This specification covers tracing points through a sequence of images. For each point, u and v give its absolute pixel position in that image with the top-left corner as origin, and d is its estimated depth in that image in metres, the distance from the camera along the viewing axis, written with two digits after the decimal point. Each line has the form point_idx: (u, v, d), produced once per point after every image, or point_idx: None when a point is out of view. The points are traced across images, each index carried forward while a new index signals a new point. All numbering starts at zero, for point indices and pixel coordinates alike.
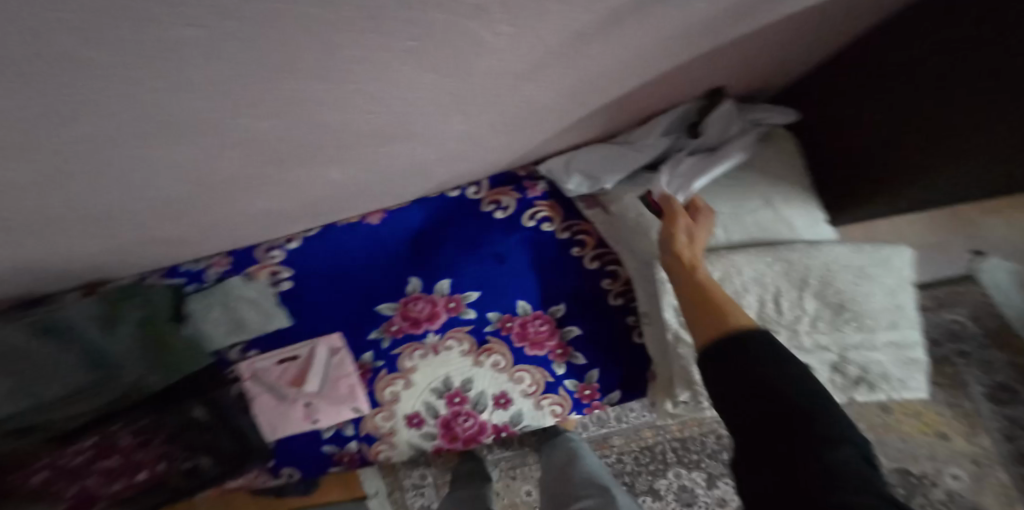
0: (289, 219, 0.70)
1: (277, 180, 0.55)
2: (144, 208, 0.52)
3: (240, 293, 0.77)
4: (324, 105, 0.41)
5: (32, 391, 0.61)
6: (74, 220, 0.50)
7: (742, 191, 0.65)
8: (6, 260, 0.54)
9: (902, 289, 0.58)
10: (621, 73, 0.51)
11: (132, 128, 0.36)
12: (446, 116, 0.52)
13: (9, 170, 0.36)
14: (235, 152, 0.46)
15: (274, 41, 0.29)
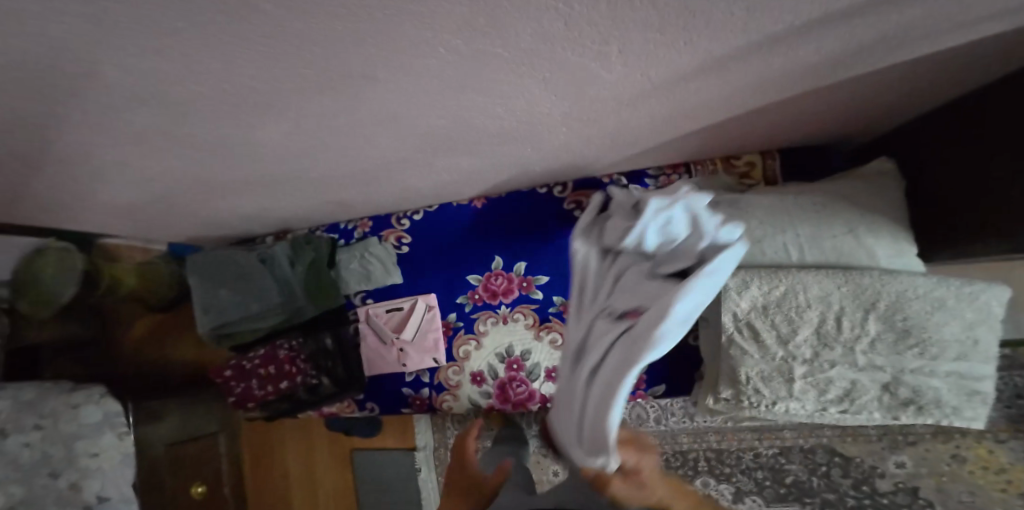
0: (413, 196, 0.86)
1: (415, 165, 0.71)
2: (321, 173, 0.70)
3: (374, 251, 0.95)
4: (471, 104, 0.55)
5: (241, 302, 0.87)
6: (279, 176, 0.68)
7: (823, 212, 0.62)
8: (225, 196, 0.74)
9: (984, 324, 0.55)
10: (708, 109, 0.60)
11: (345, 112, 0.51)
12: (557, 126, 0.64)
13: (263, 133, 0.53)
14: (398, 137, 0.61)
15: (464, 53, 0.41)
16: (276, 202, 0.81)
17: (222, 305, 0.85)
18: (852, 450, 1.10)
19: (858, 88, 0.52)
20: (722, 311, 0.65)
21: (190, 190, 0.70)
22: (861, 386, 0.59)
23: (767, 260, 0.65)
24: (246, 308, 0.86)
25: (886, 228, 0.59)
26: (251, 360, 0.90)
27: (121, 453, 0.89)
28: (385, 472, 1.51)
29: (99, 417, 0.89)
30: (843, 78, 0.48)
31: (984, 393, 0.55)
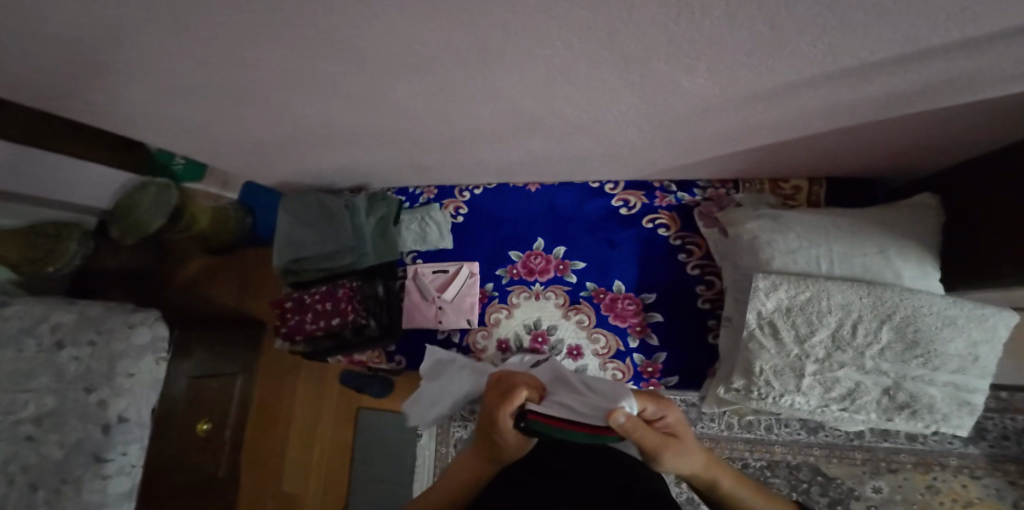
0: (480, 166, 0.97)
1: (494, 131, 0.82)
2: (412, 124, 0.80)
3: (434, 216, 1.07)
4: (562, 83, 0.64)
5: (319, 244, 1.03)
6: (376, 120, 0.79)
7: (856, 234, 0.71)
8: (323, 133, 0.84)
9: (988, 345, 0.63)
10: (758, 133, 0.70)
11: (462, 59, 0.59)
12: (625, 125, 0.74)
13: (384, 68, 0.62)
14: (491, 100, 0.71)
15: (578, 29, 0.50)
16: (363, 152, 0.93)
17: (303, 243, 1.04)
18: (835, 471, 1.16)
19: (886, 130, 0.62)
20: (748, 308, 0.75)
21: (301, 128, 0.82)
22: (864, 388, 0.68)
23: (798, 269, 0.74)
24: (320, 248, 1.03)
25: (914, 254, 0.67)
26: (313, 296, 1.04)
27: (152, 377, 0.99)
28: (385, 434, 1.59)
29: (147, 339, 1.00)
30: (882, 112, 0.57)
31: (974, 404, 0.64)
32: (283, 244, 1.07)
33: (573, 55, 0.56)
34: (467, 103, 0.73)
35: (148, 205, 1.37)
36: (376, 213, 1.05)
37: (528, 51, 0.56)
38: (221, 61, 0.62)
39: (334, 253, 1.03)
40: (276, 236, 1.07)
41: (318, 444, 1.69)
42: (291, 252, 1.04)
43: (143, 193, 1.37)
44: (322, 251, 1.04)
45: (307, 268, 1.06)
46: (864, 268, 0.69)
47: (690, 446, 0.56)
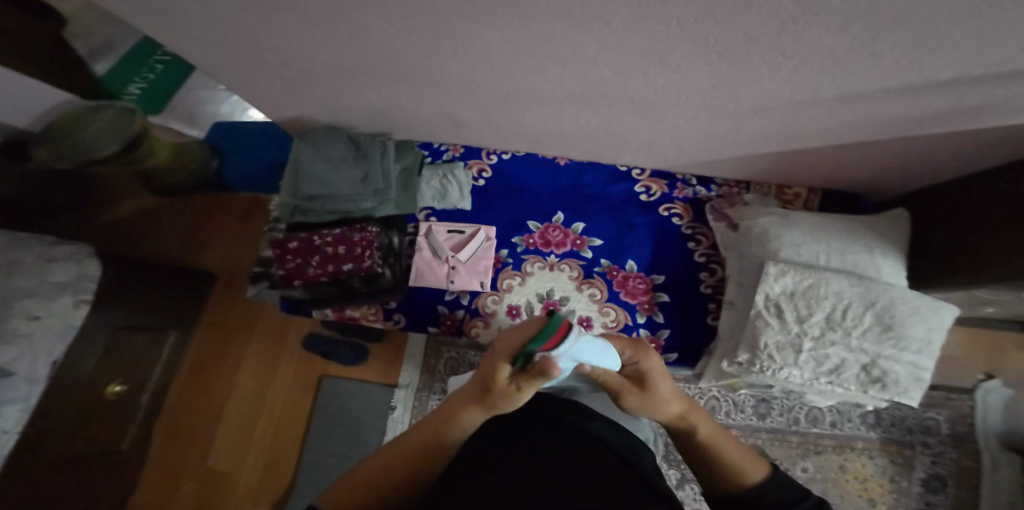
0: (518, 131, 0.99)
1: (550, 96, 0.85)
2: (470, 74, 0.80)
3: (457, 174, 1.05)
4: (637, 59, 0.69)
5: (332, 182, 0.98)
6: (434, 64, 0.78)
7: (850, 237, 0.88)
8: (371, 68, 0.81)
9: (939, 332, 0.83)
10: (782, 130, 0.82)
11: (558, 21, 0.62)
12: (673, 108, 0.82)
13: (476, 14, 0.63)
14: (560, 65, 0.74)
15: (687, 11, 0.56)
16: (406, 97, 0.91)
17: (320, 180, 0.98)
18: (776, 453, 1.33)
19: (889, 129, 0.76)
20: (758, 290, 0.86)
21: (349, 58, 0.79)
22: (848, 364, 0.82)
23: (801, 260, 0.88)
24: (341, 187, 0.98)
25: (890, 254, 0.86)
26: (324, 238, 1.00)
27: (64, 322, 0.94)
28: (348, 405, 1.42)
29: (71, 277, 0.99)
30: (893, 109, 0.70)
31: (926, 379, 0.81)
32: (292, 179, 1.02)
33: (680, 34, 0.61)
34: (547, 64, 0.75)
35: (98, 130, 1.17)
36: (401, 161, 1.03)
37: (641, 23, 0.60)
38: None
39: (353, 194, 0.98)
40: (286, 170, 1.02)
41: (264, 415, 1.46)
42: (306, 188, 0.98)
43: (95, 115, 1.16)
44: (335, 191, 0.99)
45: (315, 207, 1.01)
46: (854, 263, 0.86)
47: (661, 395, 0.58)
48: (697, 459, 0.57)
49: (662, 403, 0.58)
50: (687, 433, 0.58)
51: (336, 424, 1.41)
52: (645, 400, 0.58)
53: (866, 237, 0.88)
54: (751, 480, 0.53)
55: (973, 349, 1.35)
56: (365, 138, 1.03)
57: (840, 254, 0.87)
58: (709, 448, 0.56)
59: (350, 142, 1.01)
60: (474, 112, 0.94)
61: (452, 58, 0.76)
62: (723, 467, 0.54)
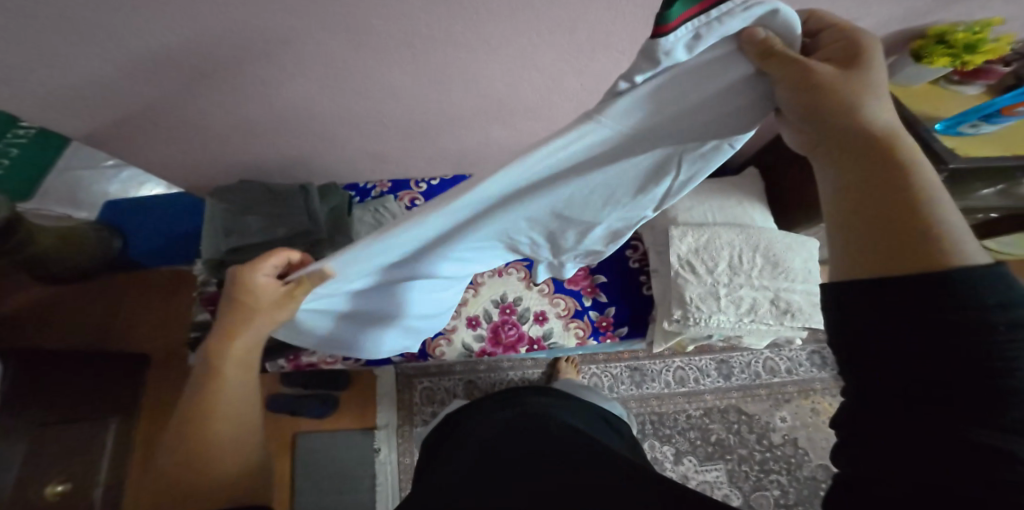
0: (441, 157, 1.08)
1: (461, 117, 0.94)
2: (383, 107, 0.87)
3: (388, 207, 1.08)
4: (522, 52, 0.77)
5: (269, 230, 0.89)
6: (347, 103, 0.84)
7: (724, 194, 1.03)
8: (285, 118, 0.86)
9: (812, 261, 0.97)
10: None
11: (444, 27, 0.69)
12: (567, 98, 0.91)
13: (374, 38, 0.69)
14: (463, 76, 0.82)
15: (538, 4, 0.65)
16: (327, 143, 0.96)
17: (246, 230, 0.89)
18: (751, 408, 1.39)
19: None
20: (670, 253, 0.96)
21: (261, 112, 0.83)
22: (760, 301, 0.93)
23: (696, 221, 1.00)
24: (271, 234, 0.89)
25: (757, 206, 1.02)
26: None
27: None
28: (329, 458, 1.40)
29: None
30: None
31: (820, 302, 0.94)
32: (214, 238, 0.90)
33: (545, 43, 0.76)
34: (447, 87, 0.84)
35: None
36: (331, 202, 0.99)
37: (515, 39, 0.74)
38: (210, 37, 0.64)
39: (284, 239, 0.89)
40: (203, 231, 0.91)
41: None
42: (229, 240, 0.88)
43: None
44: (273, 238, 0.89)
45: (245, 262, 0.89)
46: (733, 216, 1.00)
47: (873, 92, 0.39)
48: (860, 220, 0.38)
49: (870, 110, 0.39)
50: (874, 172, 0.38)
51: (326, 477, 1.38)
52: (842, 95, 0.39)
53: (744, 191, 1.03)
54: (973, 266, 0.33)
55: None
56: (291, 187, 0.96)
57: (720, 210, 1.00)
58: (903, 199, 0.36)
59: (280, 190, 0.95)
60: (392, 146, 1.00)
61: (355, 98, 0.83)
62: (925, 237, 0.34)
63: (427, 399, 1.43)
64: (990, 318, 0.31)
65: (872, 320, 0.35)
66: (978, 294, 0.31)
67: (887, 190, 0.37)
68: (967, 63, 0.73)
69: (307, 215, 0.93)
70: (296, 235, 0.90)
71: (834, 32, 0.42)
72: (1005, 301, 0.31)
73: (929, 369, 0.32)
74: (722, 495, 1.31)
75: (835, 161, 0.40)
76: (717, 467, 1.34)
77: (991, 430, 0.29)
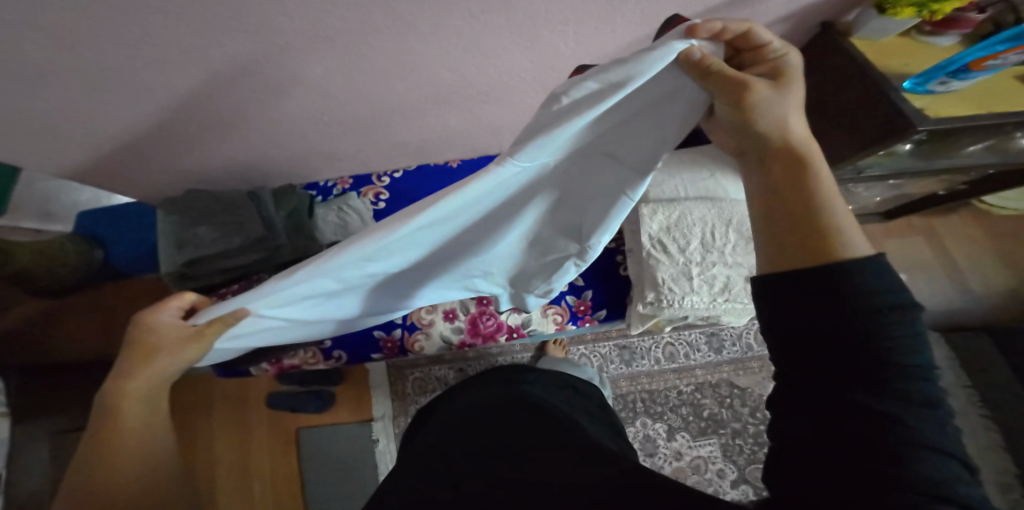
0: (402, 149, 1.04)
1: (411, 109, 0.89)
2: (324, 105, 0.82)
3: (353, 204, 1.05)
4: (457, 38, 0.71)
5: (225, 239, 0.89)
6: (284, 105, 0.80)
7: (697, 166, 0.97)
8: (223, 125, 0.82)
9: None
10: None
11: (362, 21, 0.63)
12: (519, 79, 0.85)
13: (289, 39, 0.64)
14: (400, 69, 0.76)
15: None
16: (276, 145, 0.92)
17: (201, 240, 0.89)
18: (739, 380, 1.43)
19: None
20: (641, 233, 0.92)
21: (196, 122, 0.80)
22: (733, 279, 0.90)
23: (666, 196, 0.95)
24: (226, 243, 0.89)
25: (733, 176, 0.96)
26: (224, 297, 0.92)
27: None
28: (335, 449, 1.46)
29: None
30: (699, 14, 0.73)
31: None
32: (171, 249, 0.90)
33: (480, 24, 0.68)
34: (385, 81, 0.79)
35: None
36: (289, 204, 0.98)
37: (445, 23, 0.67)
38: (110, 53, 0.61)
39: (239, 248, 0.89)
40: (159, 242, 0.91)
41: (257, 480, 1.44)
42: (185, 253, 0.89)
43: None
44: (230, 247, 0.89)
45: (205, 271, 0.90)
46: (706, 189, 0.94)
47: (791, 107, 0.43)
48: (774, 220, 0.42)
49: (788, 120, 0.43)
50: (788, 176, 0.42)
51: (333, 469, 1.45)
52: (762, 113, 0.43)
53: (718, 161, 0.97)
54: (858, 257, 0.36)
55: (878, 238, 1.42)
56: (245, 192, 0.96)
57: (693, 184, 0.95)
58: (808, 199, 0.40)
59: (233, 196, 0.94)
60: (346, 143, 0.97)
61: (288, 99, 0.79)
62: (822, 233, 0.38)
63: (420, 400, 1.47)
64: (870, 301, 0.34)
65: (783, 318, 0.38)
66: (861, 280, 0.35)
67: (796, 197, 0.41)
68: (935, 13, 0.68)
69: (263, 220, 0.93)
70: (254, 242, 0.90)
71: (764, 54, 0.46)
72: (886, 295, 0.34)
73: (832, 349, 0.35)
74: (717, 469, 1.38)
75: (757, 168, 0.44)
76: (711, 441, 1.40)
77: (871, 398, 0.33)
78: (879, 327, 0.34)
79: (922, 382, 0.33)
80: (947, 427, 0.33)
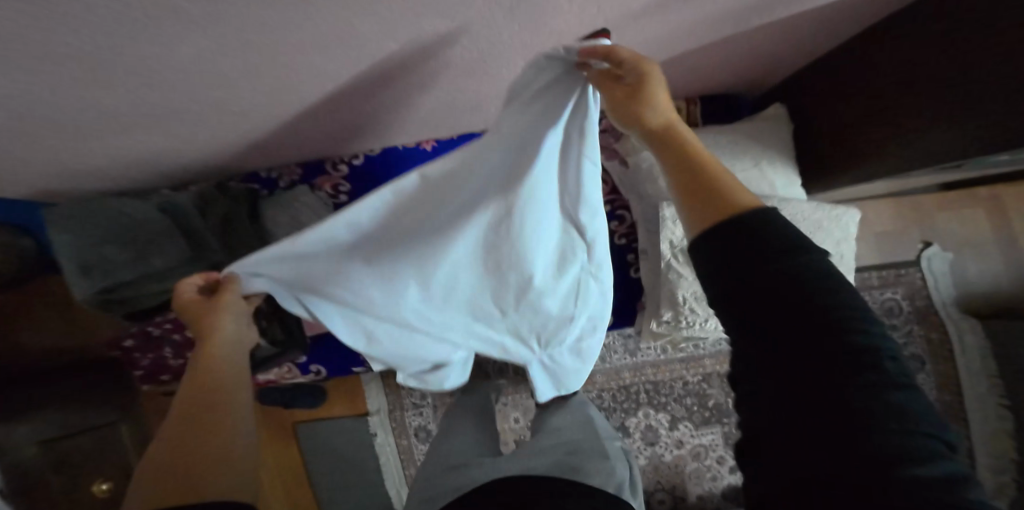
0: (362, 134, 0.83)
1: (362, 96, 0.66)
2: (240, 106, 0.60)
3: (304, 198, 0.86)
4: (408, 15, 0.47)
5: (144, 259, 0.70)
6: (182, 111, 0.58)
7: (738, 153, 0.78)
8: (107, 136, 0.60)
9: (846, 240, 0.80)
10: (645, 24, 0.61)
11: (250, 9, 0.40)
12: (505, 48, 0.61)
13: (140, 40, 0.41)
14: (333, 58, 0.53)
15: None
16: (194, 148, 0.71)
17: (109, 262, 0.68)
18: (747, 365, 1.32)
19: None
20: (659, 241, 0.78)
21: (65, 136, 0.58)
22: None
23: None
24: (145, 265, 0.70)
25: (779, 167, 0.80)
26: (162, 328, 0.80)
27: None
28: (336, 442, 1.42)
29: None
30: None
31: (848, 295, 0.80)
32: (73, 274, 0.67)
33: None
34: (316, 73, 0.56)
35: None
36: (221, 208, 0.78)
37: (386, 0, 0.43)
38: None
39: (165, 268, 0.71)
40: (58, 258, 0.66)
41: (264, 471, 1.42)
42: (94, 281, 0.67)
43: None
44: (153, 268, 0.70)
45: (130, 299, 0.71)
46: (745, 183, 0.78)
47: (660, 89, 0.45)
48: (686, 197, 0.42)
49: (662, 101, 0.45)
50: (682, 150, 0.44)
51: (335, 458, 1.43)
52: (644, 94, 0.45)
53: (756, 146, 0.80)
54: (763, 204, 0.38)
55: (928, 207, 1.24)
56: (161, 195, 0.75)
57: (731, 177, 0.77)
58: (699, 162, 0.43)
59: (144, 202, 0.72)
60: (285, 135, 0.75)
61: (190, 105, 0.56)
62: (718, 187, 0.41)
63: (418, 401, 1.42)
64: (805, 271, 0.34)
65: (710, 274, 0.38)
66: (773, 234, 0.36)
67: (691, 167, 0.43)
68: None
69: (189, 233, 0.74)
70: (183, 260, 0.72)
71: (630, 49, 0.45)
72: (794, 243, 0.36)
73: (809, 341, 0.32)
74: (717, 455, 1.43)
75: (662, 149, 0.46)
76: (714, 430, 1.43)
77: (861, 383, 0.30)
78: (839, 305, 0.33)
79: (894, 366, 0.31)
80: (927, 407, 0.30)
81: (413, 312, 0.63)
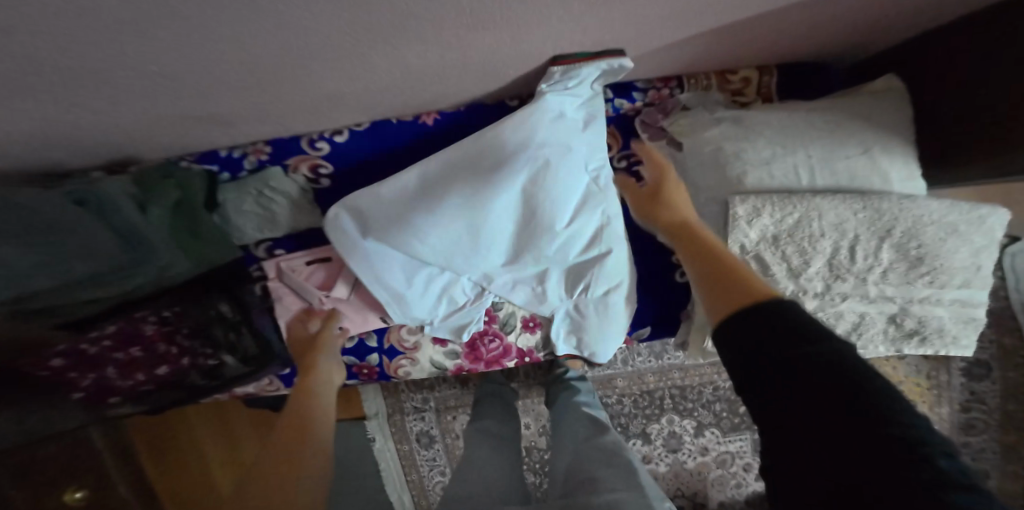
0: (359, 110, 0.67)
1: (359, 59, 0.50)
2: (194, 67, 0.44)
3: (275, 187, 0.71)
4: None
5: (64, 266, 0.50)
6: (112, 69, 0.42)
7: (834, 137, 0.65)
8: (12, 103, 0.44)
9: (987, 247, 0.65)
10: None
11: None
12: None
13: None
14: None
15: None
16: (143, 119, 0.55)
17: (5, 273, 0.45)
18: None
19: None
20: (730, 242, 0.66)
21: None
22: (869, 316, 0.68)
23: (777, 183, 0.66)
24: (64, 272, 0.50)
25: (894, 151, 0.65)
26: (101, 345, 0.63)
27: None
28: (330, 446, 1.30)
29: None
30: None
31: (977, 316, 0.68)
32: None
33: None
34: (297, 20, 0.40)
35: None
36: (168, 198, 0.61)
37: None
38: None
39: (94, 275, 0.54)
40: None
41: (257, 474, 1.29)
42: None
43: None
44: (75, 276, 0.51)
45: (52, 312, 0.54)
46: (848, 174, 0.65)
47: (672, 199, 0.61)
48: (709, 279, 0.47)
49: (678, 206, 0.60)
50: (703, 247, 0.52)
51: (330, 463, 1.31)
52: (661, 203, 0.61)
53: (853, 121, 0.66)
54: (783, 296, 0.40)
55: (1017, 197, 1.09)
56: (79, 182, 0.55)
57: (827, 166, 0.65)
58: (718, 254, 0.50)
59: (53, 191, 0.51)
60: (262, 109, 0.60)
61: (63, 54, 0.38)
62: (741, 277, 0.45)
63: (419, 405, 1.29)
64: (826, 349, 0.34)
65: (746, 345, 0.38)
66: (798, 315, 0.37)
67: (710, 254, 0.51)
68: None
69: (125, 232, 0.56)
70: (118, 266, 0.55)
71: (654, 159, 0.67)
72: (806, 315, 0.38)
73: (825, 413, 0.31)
74: (744, 463, 1.30)
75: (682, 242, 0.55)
76: (743, 437, 1.29)
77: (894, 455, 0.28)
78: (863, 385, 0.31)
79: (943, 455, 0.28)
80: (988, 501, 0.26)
81: (466, 261, 0.69)
